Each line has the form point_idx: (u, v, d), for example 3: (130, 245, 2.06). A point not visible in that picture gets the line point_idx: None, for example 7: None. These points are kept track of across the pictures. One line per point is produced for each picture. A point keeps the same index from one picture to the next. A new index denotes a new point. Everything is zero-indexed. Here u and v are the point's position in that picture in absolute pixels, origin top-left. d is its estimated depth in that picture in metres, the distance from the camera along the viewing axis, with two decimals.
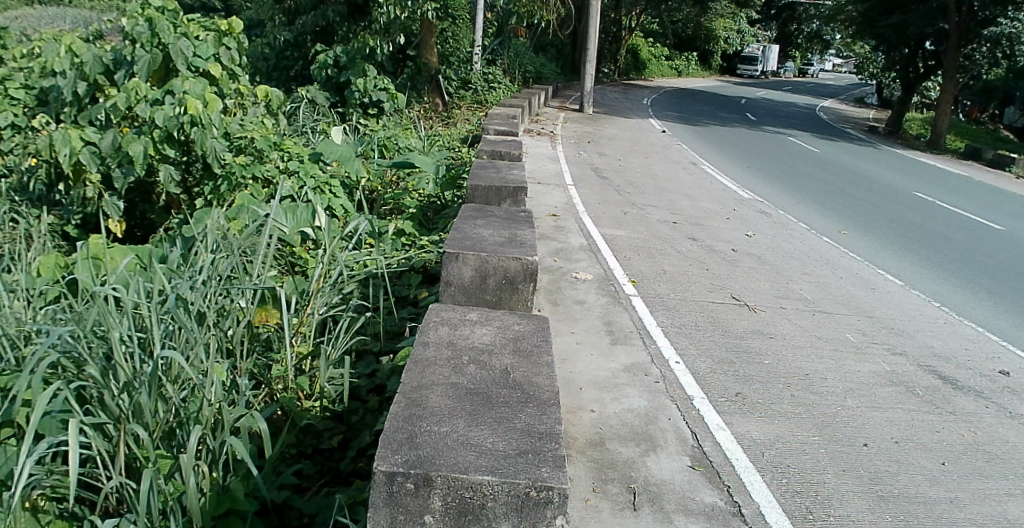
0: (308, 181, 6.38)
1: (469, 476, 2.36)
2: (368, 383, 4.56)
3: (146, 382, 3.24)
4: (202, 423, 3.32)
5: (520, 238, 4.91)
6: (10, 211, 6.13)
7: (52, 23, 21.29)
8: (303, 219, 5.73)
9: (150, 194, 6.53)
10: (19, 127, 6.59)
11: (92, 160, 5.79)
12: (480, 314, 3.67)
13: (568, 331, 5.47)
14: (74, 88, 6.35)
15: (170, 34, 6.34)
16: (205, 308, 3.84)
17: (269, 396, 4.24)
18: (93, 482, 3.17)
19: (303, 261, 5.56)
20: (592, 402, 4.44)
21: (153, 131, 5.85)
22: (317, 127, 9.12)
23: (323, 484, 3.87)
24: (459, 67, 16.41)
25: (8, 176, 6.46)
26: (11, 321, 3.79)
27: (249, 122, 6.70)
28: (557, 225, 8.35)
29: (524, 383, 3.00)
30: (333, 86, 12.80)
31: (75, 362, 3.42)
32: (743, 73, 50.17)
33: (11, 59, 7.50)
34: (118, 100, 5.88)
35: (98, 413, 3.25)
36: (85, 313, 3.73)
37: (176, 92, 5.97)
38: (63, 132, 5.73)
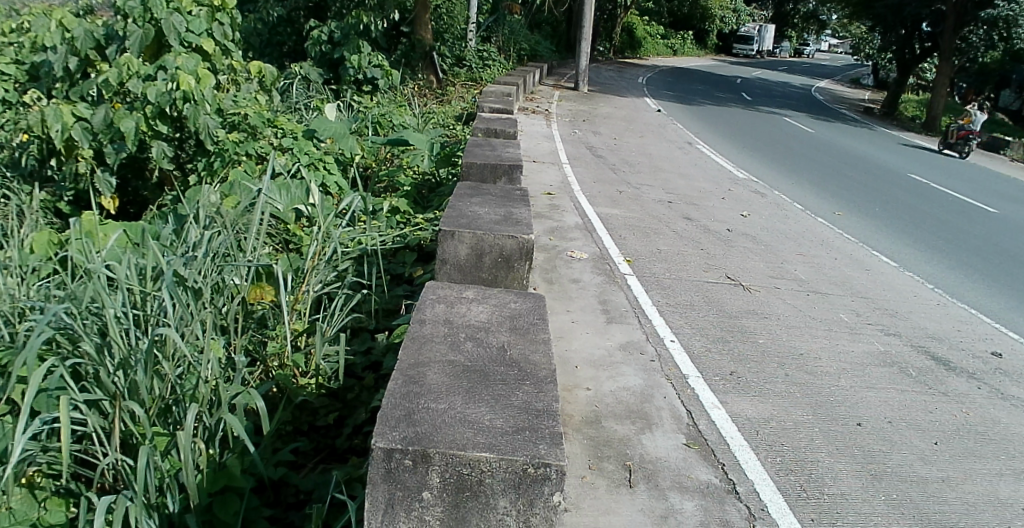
0: (303, 158, 6.34)
1: (467, 453, 2.36)
2: (363, 361, 4.56)
3: (141, 359, 3.23)
4: (199, 401, 3.33)
5: (516, 216, 4.90)
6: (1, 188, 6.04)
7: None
8: (297, 197, 5.72)
9: (144, 170, 6.48)
10: (9, 102, 6.45)
11: (83, 137, 5.73)
12: (477, 292, 3.67)
13: (563, 309, 5.48)
14: (65, 62, 6.24)
15: (162, 9, 6.25)
16: (200, 285, 3.84)
17: (265, 373, 4.25)
18: (89, 459, 3.17)
19: (297, 239, 5.47)
20: (588, 380, 4.45)
21: (145, 107, 5.80)
22: (310, 103, 9.05)
23: (319, 461, 3.89)
24: (453, 44, 16.28)
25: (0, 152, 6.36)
26: (5, 298, 3.76)
27: (243, 98, 6.64)
28: (552, 203, 8.34)
29: (520, 361, 3.00)
30: (327, 62, 12.68)
31: (70, 340, 3.41)
32: (739, 52, 49.89)
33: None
34: (110, 76, 5.80)
35: (93, 390, 3.25)
36: (79, 290, 3.72)
37: (169, 68, 5.92)
38: (54, 108, 5.66)
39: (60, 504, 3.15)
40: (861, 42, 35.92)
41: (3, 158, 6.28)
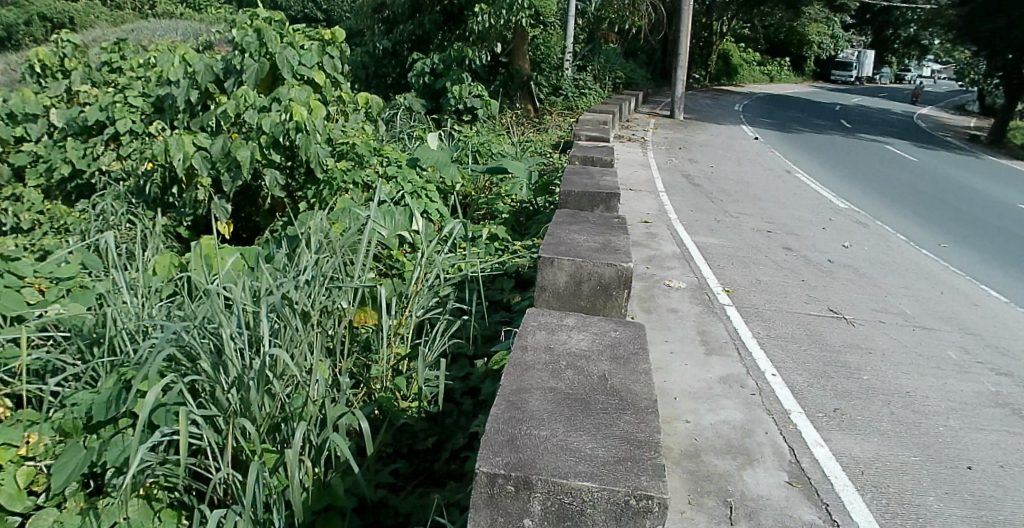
0: (406, 186, 6.44)
1: (569, 481, 2.36)
2: (462, 386, 4.61)
3: (255, 378, 3.37)
4: (307, 420, 3.45)
5: (615, 244, 4.88)
6: (127, 212, 6.21)
7: (162, 32, 22.11)
8: (400, 224, 5.86)
9: (256, 197, 6.80)
10: (137, 133, 6.71)
11: (203, 165, 6.04)
12: (578, 319, 3.67)
13: (662, 339, 5.41)
14: (187, 96, 6.54)
15: (276, 44, 6.50)
16: (309, 308, 3.98)
17: (367, 395, 4.34)
18: (202, 473, 3.31)
19: (400, 265, 5.48)
20: (687, 412, 4.37)
21: (260, 136, 6.06)
22: (415, 132, 9.28)
23: (417, 485, 3.97)
24: (550, 73, 16.46)
25: (124, 181, 6.64)
26: (128, 315, 3.87)
27: (352, 129, 6.90)
28: (649, 231, 8.29)
29: (621, 390, 2.98)
30: (429, 92, 13.09)
31: (189, 357, 3.57)
32: (838, 79, 48.53)
33: (129, 69, 7.56)
34: (228, 107, 6.09)
35: (208, 406, 3.42)
36: (197, 309, 3.85)
37: (283, 99, 6.18)
38: (177, 138, 6.00)
39: (172, 515, 3.32)
40: (968, 67, 34.50)
41: (130, 186, 6.57)
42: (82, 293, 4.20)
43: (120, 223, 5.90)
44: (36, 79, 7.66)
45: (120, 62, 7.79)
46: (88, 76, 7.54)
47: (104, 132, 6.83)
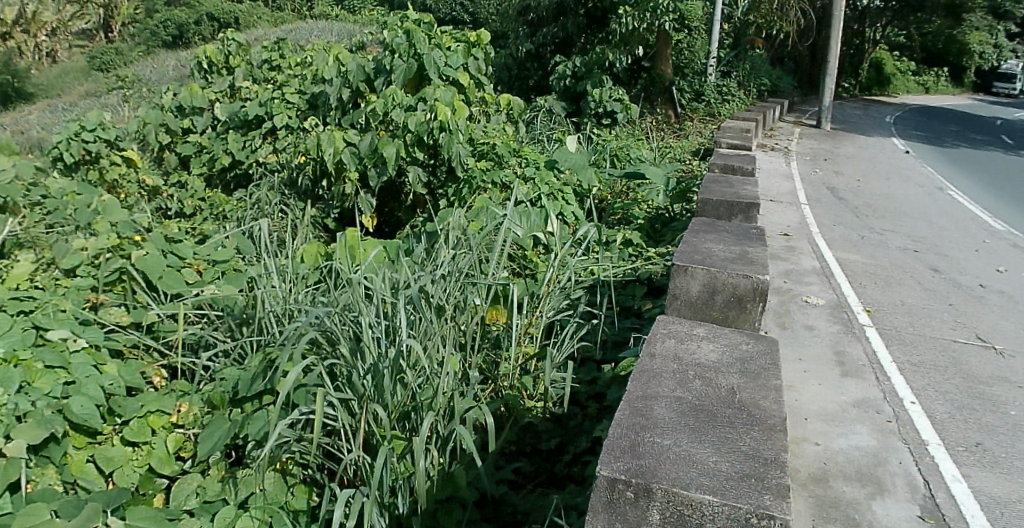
0: (544, 188, 6.34)
1: (690, 493, 2.32)
2: (588, 390, 4.60)
3: (389, 366, 3.51)
4: (435, 410, 3.55)
5: (751, 256, 4.73)
6: (280, 202, 6.53)
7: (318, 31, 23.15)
8: (536, 224, 5.88)
9: (400, 193, 7.04)
10: (292, 127, 7.06)
11: (351, 160, 6.31)
12: (709, 329, 3.58)
13: (795, 357, 5.20)
14: (339, 94, 6.87)
15: (425, 45, 6.68)
16: (444, 302, 4.10)
17: (494, 392, 4.36)
18: (335, 452, 3.49)
19: (533, 265, 5.50)
20: (817, 434, 4.19)
21: (405, 134, 6.24)
22: (554, 134, 9.32)
23: (538, 485, 4.04)
24: (693, 78, 15.92)
25: (279, 172, 6.95)
26: (278, 298, 4.06)
27: (492, 129, 6.98)
28: (788, 245, 8.00)
29: (750, 405, 2.88)
30: (570, 95, 13.05)
31: (330, 341, 3.75)
32: (1001, 91, 45.02)
33: (288, 67, 7.92)
34: (377, 105, 6.31)
35: (344, 390, 3.60)
36: (341, 296, 4.03)
37: (429, 99, 6.37)
38: (329, 134, 6.29)
39: (305, 491, 3.50)
40: None
41: (283, 178, 6.89)
42: (235, 276, 4.34)
43: (274, 211, 6.19)
44: (203, 75, 8.18)
45: (279, 60, 8.08)
46: (250, 72, 7.93)
47: (262, 126, 7.22)
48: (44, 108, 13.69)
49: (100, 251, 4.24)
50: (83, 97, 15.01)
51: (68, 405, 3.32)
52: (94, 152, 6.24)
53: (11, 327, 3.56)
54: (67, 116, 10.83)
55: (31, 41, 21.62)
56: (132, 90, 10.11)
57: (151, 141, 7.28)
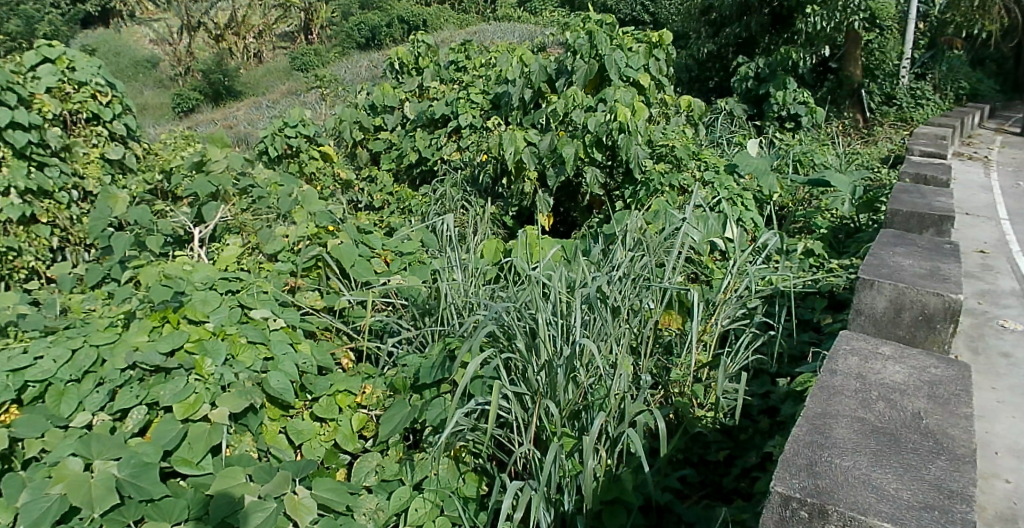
0: (723, 192, 6.09)
1: (867, 517, 2.28)
2: (760, 404, 4.43)
3: (564, 363, 3.59)
4: (606, 411, 3.58)
5: (943, 272, 4.32)
6: (461, 200, 6.38)
7: (498, 26, 23.27)
8: (714, 230, 5.59)
9: (576, 194, 6.59)
10: (476, 127, 7.00)
11: (531, 159, 6.16)
12: (893, 348, 3.21)
13: (990, 385, 4.75)
14: (521, 94, 6.77)
15: (606, 45, 6.42)
16: (619, 304, 4.13)
17: (664, 398, 4.31)
18: (506, 444, 3.60)
19: (709, 271, 5.33)
20: (1011, 472, 3.85)
21: (585, 135, 6.03)
22: (731, 138, 8.54)
23: (704, 496, 3.95)
24: (883, 81, 13.56)
25: (462, 170, 6.90)
26: (458, 290, 4.12)
27: (671, 131, 6.69)
28: (985, 263, 7.35)
29: (939, 432, 2.66)
30: (751, 97, 10.94)
31: (507, 336, 3.86)
32: None
33: (472, 68, 7.83)
34: (557, 106, 6.16)
35: (518, 384, 3.71)
36: (519, 293, 4.08)
37: (608, 100, 6.12)
38: (509, 133, 6.16)
39: (475, 479, 3.63)
40: None
41: (465, 175, 6.84)
42: (420, 268, 4.44)
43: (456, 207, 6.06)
44: (394, 75, 8.40)
45: (466, 61, 8.03)
46: (437, 73, 8.00)
47: (447, 125, 7.27)
48: (250, 107, 14.48)
49: (299, 239, 4.42)
50: (285, 95, 15.93)
51: (267, 379, 3.46)
52: (295, 147, 6.66)
53: (219, 305, 3.68)
54: (271, 115, 11.58)
55: (242, 43, 22.29)
56: (328, 86, 10.58)
57: (346, 137, 7.72)
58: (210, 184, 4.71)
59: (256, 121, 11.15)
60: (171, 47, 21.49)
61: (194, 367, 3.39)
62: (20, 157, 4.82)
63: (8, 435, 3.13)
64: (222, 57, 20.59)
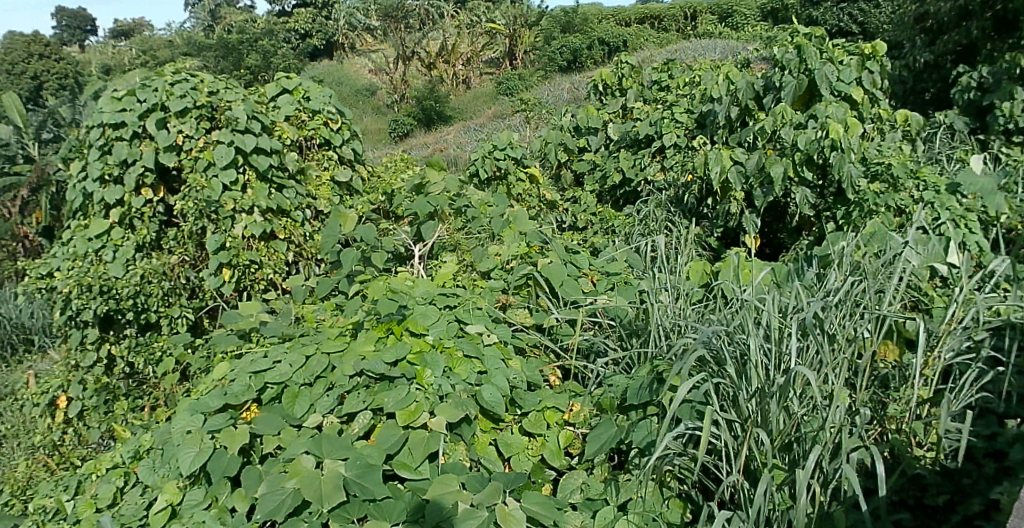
0: (944, 212, 5.05)
1: None
2: (985, 445, 3.91)
3: (778, 392, 3.46)
4: (820, 444, 3.41)
5: None
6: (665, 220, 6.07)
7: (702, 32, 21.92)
8: (934, 253, 4.75)
9: (784, 214, 6.31)
10: (681, 147, 6.71)
11: (738, 179, 5.97)
12: None
13: None
14: (728, 112, 6.46)
15: (818, 59, 6.06)
16: (836, 330, 3.89)
17: (879, 435, 3.93)
18: (714, 472, 3.54)
19: (929, 300, 4.44)
20: None
21: (794, 154, 5.80)
22: (953, 155, 7.23)
23: None
24: None
25: (666, 191, 6.60)
26: (667, 312, 4.12)
27: (888, 148, 6.18)
28: None
29: None
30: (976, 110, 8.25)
31: (717, 361, 3.78)
32: None
33: (675, 88, 7.35)
34: (765, 123, 5.95)
35: (728, 411, 3.62)
36: (730, 317, 3.97)
37: (820, 116, 5.81)
38: (716, 152, 6.01)
39: (680, 505, 3.54)
40: None
41: (669, 196, 6.50)
42: (627, 288, 4.39)
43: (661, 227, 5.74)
44: (598, 97, 8.08)
45: (670, 80, 7.59)
46: (641, 93, 7.60)
47: (651, 146, 6.89)
48: (459, 130, 14.92)
49: (512, 257, 4.52)
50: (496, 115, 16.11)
51: (480, 391, 3.50)
52: (504, 170, 6.05)
53: (438, 318, 3.77)
54: (478, 138, 11.96)
55: (451, 71, 20.68)
56: (533, 109, 10.78)
57: (550, 160, 7.53)
58: (430, 203, 4.86)
59: (465, 145, 11.48)
60: (384, 74, 20.79)
61: (415, 376, 3.49)
62: (262, 180, 5.26)
63: (250, 430, 3.35)
64: (435, 82, 19.20)
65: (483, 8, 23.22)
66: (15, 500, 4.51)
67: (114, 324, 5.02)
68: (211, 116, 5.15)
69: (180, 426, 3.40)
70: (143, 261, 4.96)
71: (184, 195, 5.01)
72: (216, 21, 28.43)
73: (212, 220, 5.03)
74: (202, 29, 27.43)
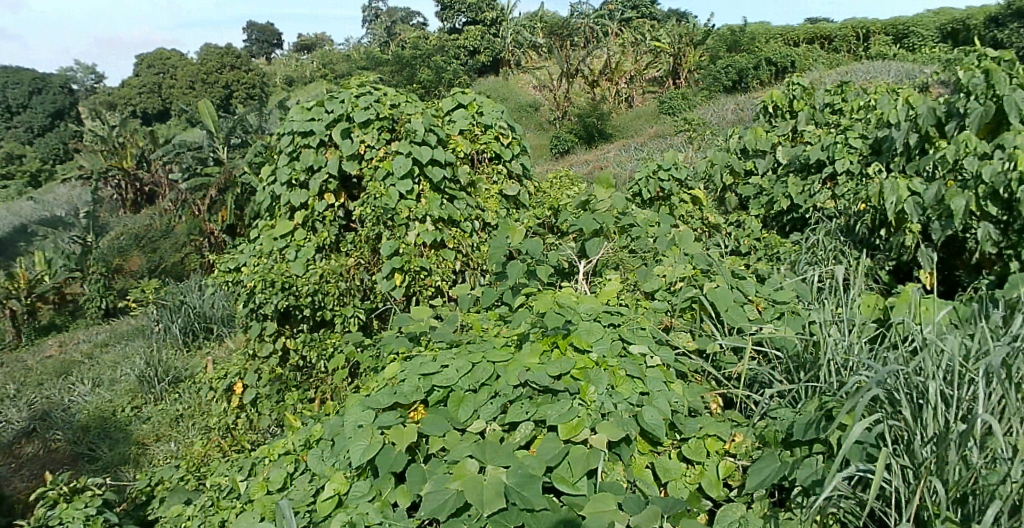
0: None
1: None
2: None
3: (955, 437, 3.22)
4: (1000, 499, 3.10)
5: None
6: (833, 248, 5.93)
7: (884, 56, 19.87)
8: None
9: (961, 252, 6.00)
10: (854, 174, 6.41)
11: (914, 210, 5.60)
12: None
13: None
14: (906, 139, 6.14)
15: (1007, 84, 5.59)
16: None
17: None
18: (881, 518, 3.35)
19: None
20: None
21: (978, 185, 5.38)
22: None
23: None
24: None
25: (836, 219, 6.32)
26: (840, 346, 3.95)
27: None
28: None
29: None
30: None
31: (891, 401, 3.57)
32: None
33: (848, 111, 7.16)
34: (947, 152, 5.56)
35: (901, 455, 3.42)
36: (908, 356, 3.73)
37: (1008, 146, 5.32)
38: (892, 181, 5.70)
39: None
40: None
41: (839, 224, 6.23)
42: (796, 319, 4.25)
43: (833, 256, 5.62)
44: (767, 119, 7.85)
45: (843, 103, 7.35)
46: (813, 115, 7.26)
47: (822, 172, 6.61)
48: (621, 147, 14.75)
49: (677, 279, 4.47)
50: (658, 131, 15.60)
51: (641, 412, 3.47)
52: (667, 190, 5.87)
53: (602, 335, 3.72)
54: (642, 156, 11.79)
55: (614, 88, 19.26)
56: (701, 130, 10.54)
57: (715, 182, 7.25)
58: (595, 220, 4.74)
59: (626, 165, 11.25)
60: (546, 93, 20.16)
61: (579, 392, 3.49)
62: (435, 191, 5.37)
63: (418, 430, 3.44)
64: (599, 100, 18.51)
65: (647, 25, 21.90)
66: (190, 475, 4.75)
67: (291, 319, 5.39)
68: (393, 128, 5.39)
69: (352, 420, 3.57)
70: (323, 262, 5.27)
71: (364, 202, 5.29)
72: (392, 37, 29.25)
73: (388, 227, 5.21)
74: (379, 45, 28.79)
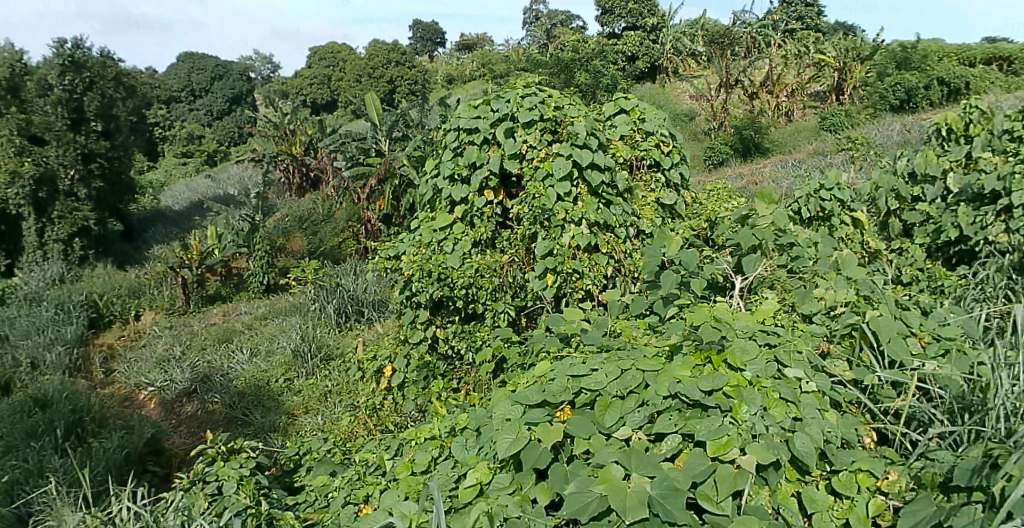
0: None
1: None
2: None
3: None
4: None
5: None
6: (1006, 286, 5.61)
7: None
8: None
9: None
10: None
11: None
12: None
13: None
14: None
15: None
16: None
17: None
18: None
19: None
20: None
21: None
22: None
23: None
24: None
25: (1012, 254, 5.92)
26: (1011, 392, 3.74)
27: None
28: None
29: None
30: None
31: None
32: None
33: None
34: None
35: None
36: None
37: None
38: None
39: None
40: None
41: (1014, 260, 5.82)
42: (964, 357, 3.99)
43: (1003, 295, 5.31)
44: (939, 141, 7.36)
45: None
46: (989, 141, 6.84)
47: (998, 203, 6.17)
48: (777, 162, 14.22)
49: (837, 304, 4.33)
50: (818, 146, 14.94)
51: (793, 437, 3.41)
52: (829, 211, 5.63)
53: (757, 354, 3.64)
54: (797, 173, 11.38)
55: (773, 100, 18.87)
56: (862, 148, 10.08)
57: (878, 206, 6.79)
58: (755, 236, 4.67)
59: (782, 181, 10.82)
60: (702, 103, 19.72)
61: (731, 410, 3.43)
62: (593, 195, 5.41)
63: (564, 429, 3.47)
64: (757, 114, 17.85)
65: (811, 36, 20.97)
66: (336, 448, 5.01)
67: (443, 309, 5.54)
68: (556, 129, 5.47)
69: (500, 412, 3.63)
70: (477, 257, 5.40)
71: (523, 200, 5.44)
72: (551, 39, 29.52)
73: (545, 227, 5.32)
74: (537, 47, 29.22)
